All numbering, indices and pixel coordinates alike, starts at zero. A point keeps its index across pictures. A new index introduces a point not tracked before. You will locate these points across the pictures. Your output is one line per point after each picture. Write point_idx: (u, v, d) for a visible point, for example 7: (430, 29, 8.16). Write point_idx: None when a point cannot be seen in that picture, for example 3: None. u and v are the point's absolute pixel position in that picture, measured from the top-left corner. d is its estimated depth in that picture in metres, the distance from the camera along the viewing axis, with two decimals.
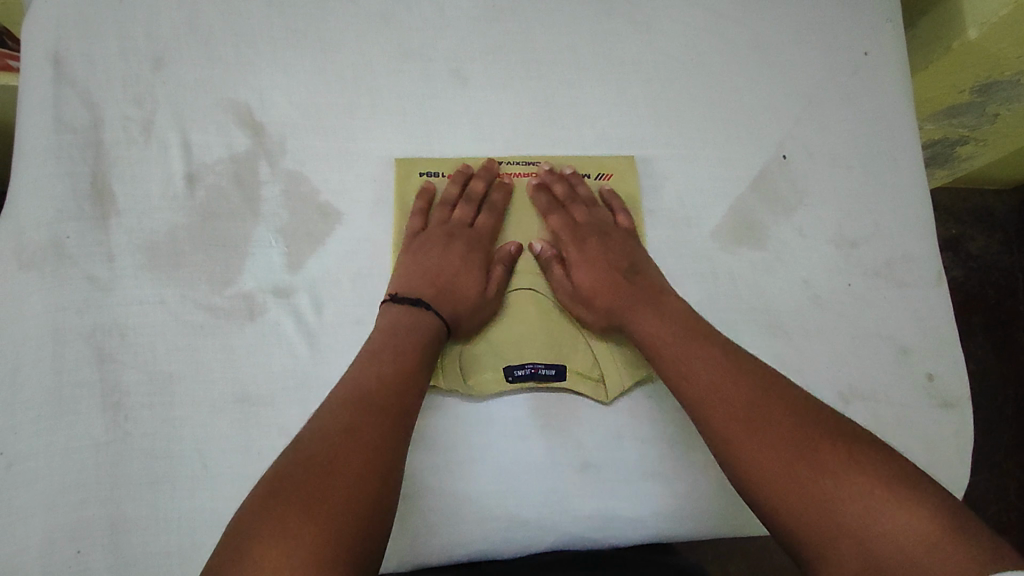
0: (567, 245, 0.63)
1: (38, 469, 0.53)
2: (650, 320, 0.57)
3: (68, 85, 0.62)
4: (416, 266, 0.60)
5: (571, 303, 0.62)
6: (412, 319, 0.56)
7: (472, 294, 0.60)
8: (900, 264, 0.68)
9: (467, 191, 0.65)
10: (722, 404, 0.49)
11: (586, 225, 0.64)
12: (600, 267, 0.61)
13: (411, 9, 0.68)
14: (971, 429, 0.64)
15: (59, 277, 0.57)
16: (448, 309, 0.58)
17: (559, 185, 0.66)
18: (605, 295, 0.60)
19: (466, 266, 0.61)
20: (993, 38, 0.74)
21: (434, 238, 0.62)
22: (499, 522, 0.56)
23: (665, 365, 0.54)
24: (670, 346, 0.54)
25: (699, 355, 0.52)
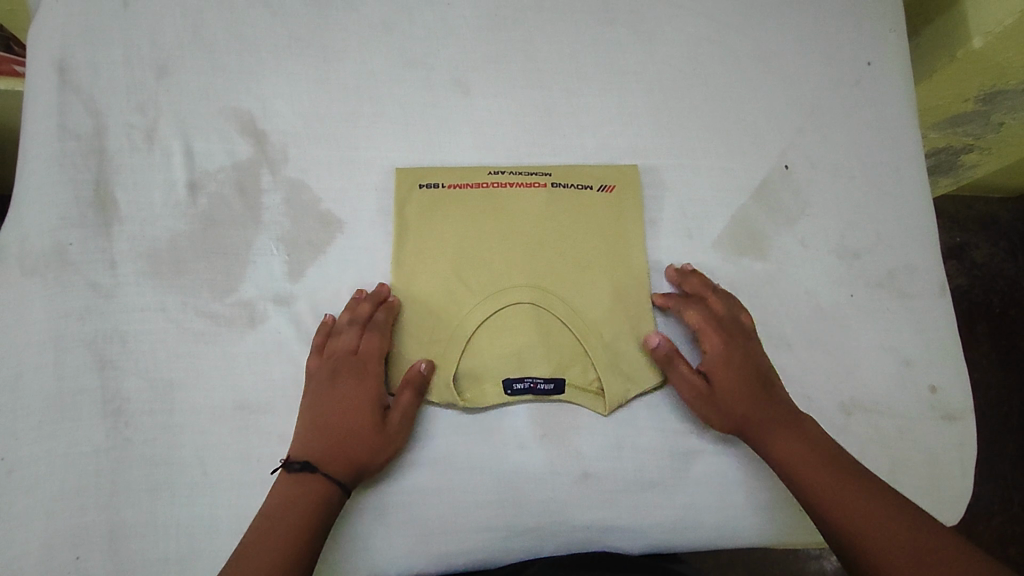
0: (709, 341, 0.60)
1: (38, 476, 0.53)
2: (784, 429, 0.56)
3: (73, 92, 0.63)
4: (307, 420, 0.56)
5: (703, 402, 0.58)
6: (299, 491, 0.52)
7: (366, 437, 0.54)
8: (903, 275, 0.68)
9: (352, 315, 0.59)
10: (844, 509, 0.50)
11: (730, 324, 0.61)
12: (739, 369, 0.59)
13: (413, 17, 0.69)
14: (975, 441, 0.63)
15: (62, 283, 0.57)
16: (341, 464, 0.53)
17: (694, 279, 0.64)
18: (747, 399, 0.57)
19: (357, 404, 0.56)
20: (998, 48, 0.73)
21: (322, 378, 0.57)
22: (498, 532, 0.56)
23: (793, 476, 0.54)
24: (810, 464, 0.53)
25: (821, 465, 0.53)
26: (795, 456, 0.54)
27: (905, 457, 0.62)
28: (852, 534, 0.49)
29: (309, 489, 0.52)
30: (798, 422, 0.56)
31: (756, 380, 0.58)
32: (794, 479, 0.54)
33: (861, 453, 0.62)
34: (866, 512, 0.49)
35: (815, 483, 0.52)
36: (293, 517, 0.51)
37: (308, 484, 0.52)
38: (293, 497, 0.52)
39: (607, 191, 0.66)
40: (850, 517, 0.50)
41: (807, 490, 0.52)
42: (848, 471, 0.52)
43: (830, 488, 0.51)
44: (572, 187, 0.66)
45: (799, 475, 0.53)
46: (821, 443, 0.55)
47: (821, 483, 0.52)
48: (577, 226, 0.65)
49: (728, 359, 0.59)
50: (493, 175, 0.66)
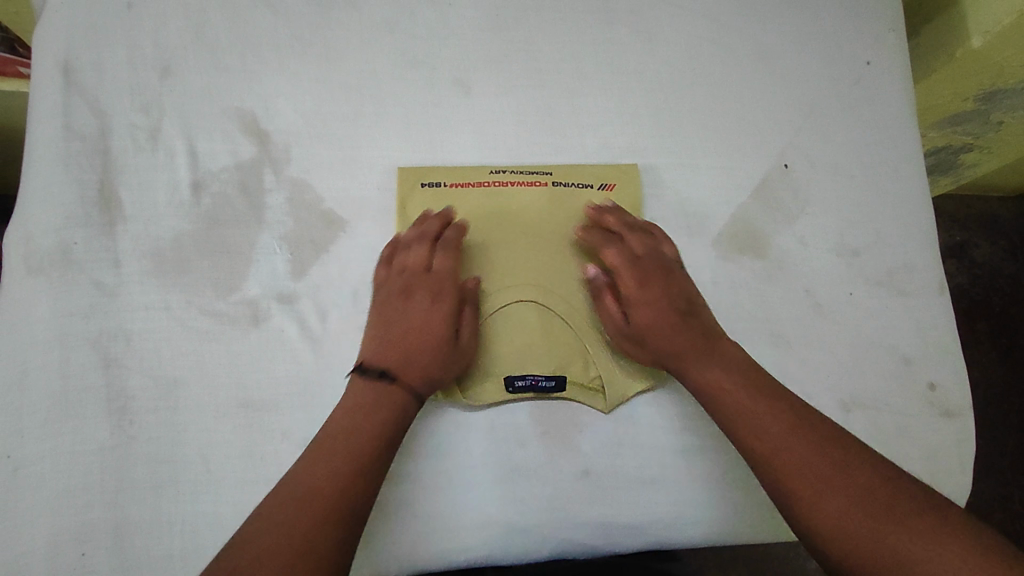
0: (623, 278, 0.60)
1: (44, 473, 0.54)
2: (706, 362, 0.55)
3: (78, 93, 0.63)
4: (381, 331, 0.57)
5: (625, 340, 0.59)
6: (372, 395, 0.53)
7: (437, 353, 0.56)
8: (901, 273, 0.68)
9: (422, 232, 0.61)
10: (775, 446, 0.49)
11: (644, 255, 0.60)
12: (657, 302, 0.58)
13: (414, 18, 0.69)
14: (974, 438, 0.64)
15: (67, 282, 0.58)
16: (412, 375, 0.55)
17: (610, 217, 0.63)
18: (664, 333, 0.57)
19: (429, 318, 0.57)
20: (997, 47, 0.74)
21: (395, 293, 0.59)
22: (499, 528, 0.57)
23: (719, 410, 0.54)
24: (734, 399, 0.53)
25: (749, 400, 0.52)
26: (728, 392, 0.54)
27: (904, 454, 0.62)
28: (780, 469, 0.49)
29: (379, 414, 0.53)
30: (720, 351, 0.56)
31: (674, 310, 0.58)
32: (722, 413, 0.53)
33: None
34: (800, 446, 0.49)
35: (747, 420, 0.52)
36: (374, 424, 0.52)
37: (382, 404, 0.53)
38: (366, 410, 0.53)
39: (608, 190, 0.67)
40: (778, 454, 0.49)
41: (736, 427, 0.52)
42: (808, 420, 0.51)
43: (766, 424, 0.51)
44: (572, 186, 0.67)
45: (729, 412, 0.53)
46: (752, 377, 0.54)
47: (753, 421, 0.51)
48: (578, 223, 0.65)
49: (641, 295, 0.59)
50: (494, 174, 0.66)
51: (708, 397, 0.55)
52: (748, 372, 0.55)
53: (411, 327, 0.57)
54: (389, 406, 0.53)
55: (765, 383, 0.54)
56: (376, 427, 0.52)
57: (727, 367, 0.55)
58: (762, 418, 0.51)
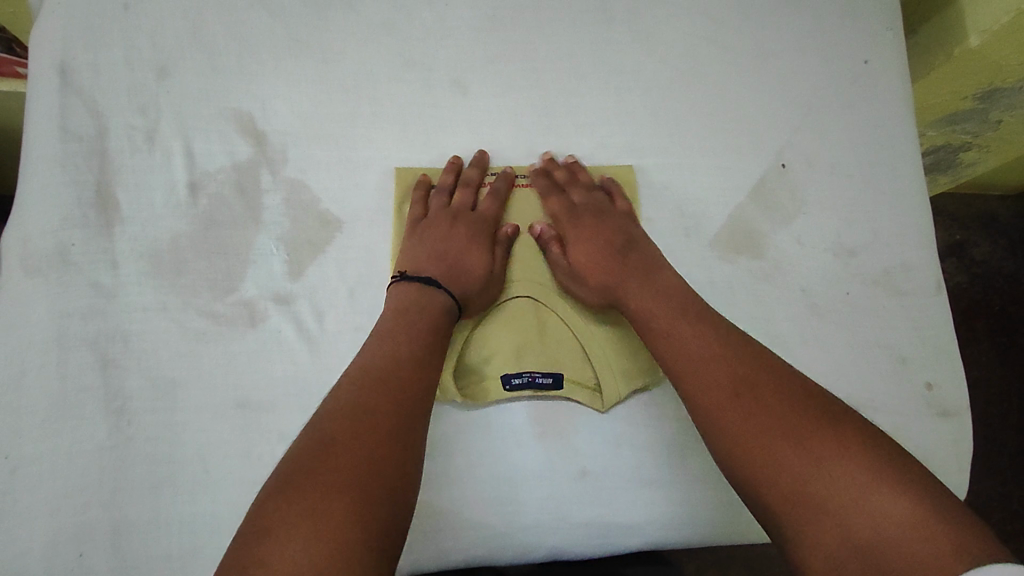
0: (563, 225, 0.64)
1: (42, 474, 0.54)
2: (637, 290, 0.58)
3: (75, 94, 0.63)
4: (422, 250, 0.61)
5: (568, 280, 0.63)
6: (424, 300, 0.56)
7: (482, 280, 0.60)
8: (899, 273, 0.68)
9: (464, 178, 0.65)
10: (696, 368, 0.51)
11: (585, 200, 0.65)
12: (593, 244, 0.62)
13: (412, 18, 0.69)
14: (971, 438, 0.64)
15: (64, 283, 0.58)
16: (457, 291, 0.59)
17: (561, 170, 0.67)
18: (597, 267, 0.61)
19: (477, 251, 0.61)
20: (996, 46, 0.74)
21: (441, 220, 0.63)
22: (496, 528, 0.57)
23: (649, 337, 0.56)
24: (660, 327, 0.56)
25: (676, 326, 0.55)
26: (658, 321, 0.56)
27: None
28: (699, 392, 0.51)
29: (422, 318, 0.55)
30: (653, 282, 0.58)
31: (610, 246, 0.61)
32: (650, 339, 0.56)
33: None
34: (721, 371, 0.50)
35: (674, 348, 0.54)
36: (423, 323, 0.55)
37: (422, 315, 0.56)
38: (410, 315, 0.55)
39: None
40: (695, 377, 0.51)
41: (661, 350, 0.55)
42: (739, 349, 0.52)
43: (688, 347, 0.53)
44: None
45: (657, 338, 0.55)
46: (685, 305, 0.56)
47: (679, 347, 0.53)
48: None
49: (579, 234, 0.63)
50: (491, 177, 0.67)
51: (639, 325, 0.58)
52: (681, 301, 0.56)
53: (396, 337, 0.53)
54: (436, 310, 0.56)
55: (697, 310, 0.55)
56: (427, 331, 0.54)
57: (657, 297, 0.57)
58: (689, 346, 0.53)
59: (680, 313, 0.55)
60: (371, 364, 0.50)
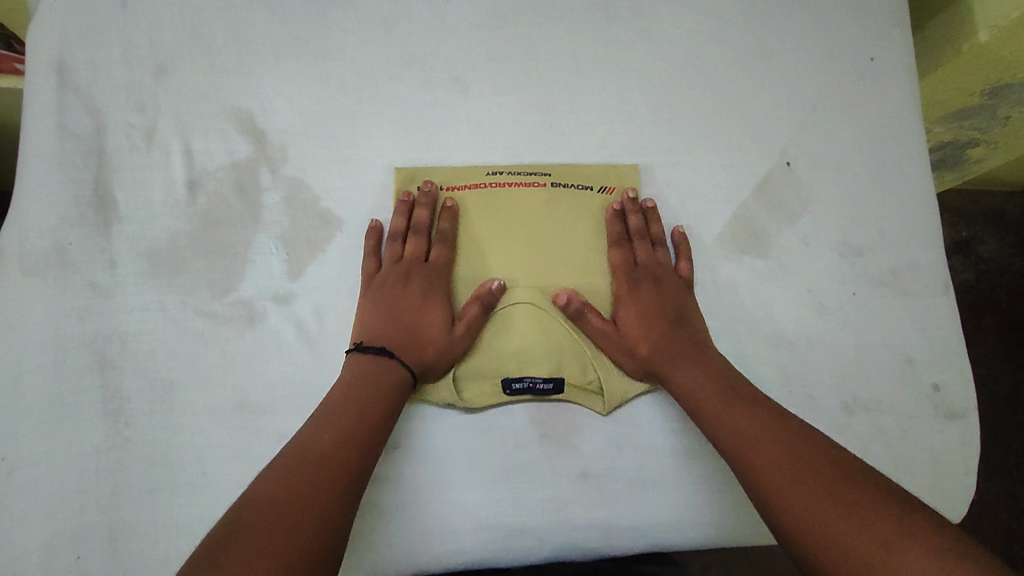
0: (621, 282, 0.63)
1: (40, 476, 0.53)
2: (691, 367, 0.58)
3: (72, 92, 0.63)
4: (377, 312, 0.59)
5: (615, 346, 0.60)
6: (376, 372, 0.55)
7: (441, 337, 0.59)
8: (905, 273, 0.67)
9: (413, 222, 0.63)
10: (753, 452, 0.51)
11: (645, 262, 0.63)
12: (650, 313, 0.61)
13: (412, 15, 0.68)
14: (978, 439, 0.63)
15: (61, 283, 0.57)
16: (411, 355, 0.57)
17: (631, 219, 0.65)
18: (651, 338, 0.60)
19: (432, 306, 0.60)
20: (1005, 41, 0.73)
21: (393, 279, 0.61)
22: (497, 530, 0.56)
23: (702, 417, 0.56)
24: (715, 404, 0.55)
25: (732, 409, 0.54)
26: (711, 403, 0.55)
27: (907, 457, 0.62)
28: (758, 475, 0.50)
29: (376, 385, 0.55)
30: (706, 359, 0.58)
31: (665, 319, 0.61)
32: (703, 420, 0.55)
33: (862, 453, 0.62)
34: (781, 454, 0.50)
35: (731, 430, 0.53)
36: (375, 395, 0.54)
37: (374, 383, 0.55)
38: (363, 383, 0.54)
39: (607, 192, 0.66)
40: (754, 458, 0.51)
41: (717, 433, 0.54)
42: (789, 430, 0.52)
43: (745, 430, 0.53)
44: (571, 187, 0.66)
45: (712, 419, 0.55)
46: (738, 389, 0.56)
47: (737, 429, 0.53)
48: (578, 225, 0.65)
49: (636, 301, 0.62)
50: (492, 176, 0.65)
51: (689, 403, 0.57)
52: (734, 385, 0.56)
53: (339, 415, 0.52)
54: (393, 376, 0.55)
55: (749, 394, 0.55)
56: (379, 400, 0.54)
57: (712, 378, 0.57)
58: (746, 428, 0.53)
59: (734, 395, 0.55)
60: (307, 447, 0.50)
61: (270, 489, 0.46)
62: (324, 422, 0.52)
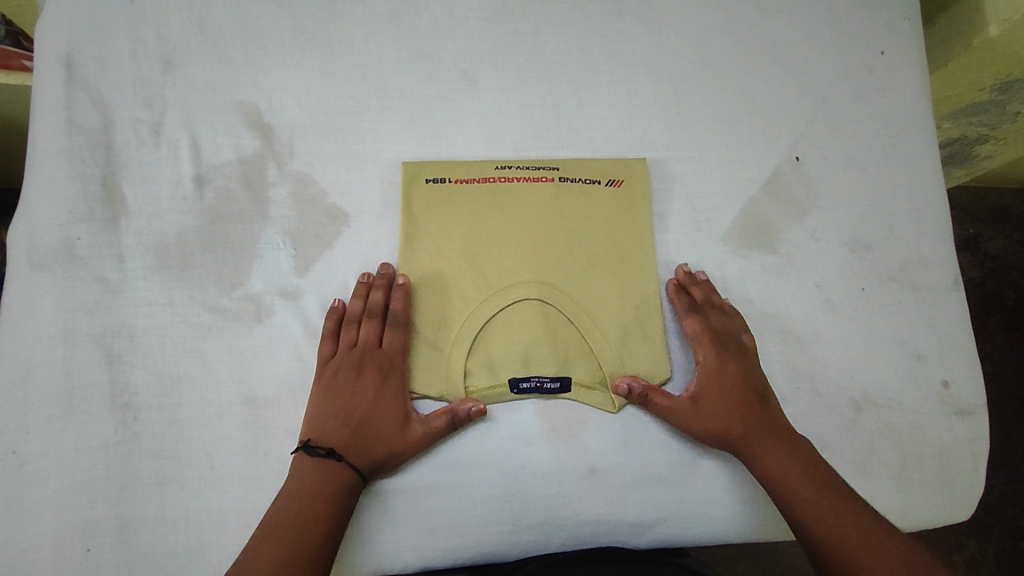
0: (700, 351, 0.60)
1: (49, 469, 0.54)
2: (775, 450, 0.56)
3: (80, 86, 0.63)
4: (327, 404, 0.56)
5: (700, 423, 0.58)
6: (325, 480, 0.53)
7: (392, 438, 0.55)
8: (915, 268, 0.67)
9: (370, 304, 0.60)
10: (849, 555, 0.50)
11: (722, 330, 0.61)
12: (730, 386, 0.59)
13: (420, 10, 0.68)
14: (988, 438, 0.63)
15: (70, 277, 0.58)
16: (360, 457, 0.54)
17: (698, 288, 0.63)
18: (737, 412, 0.57)
19: (386, 401, 0.56)
20: (1016, 36, 0.72)
21: (346, 369, 0.57)
22: (504, 525, 0.56)
23: (791, 507, 0.53)
24: (799, 490, 0.53)
25: (823, 501, 0.53)
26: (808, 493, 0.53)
27: (915, 452, 0.62)
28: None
29: (319, 494, 0.52)
30: (788, 441, 0.56)
31: (746, 392, 0.58)
32: (790, 510, 0.53)
33: (872, 449, 0.61)
34: (880, 563, 0.49)
35: (822, 527, 0.51)
36: (317, 507, 0.52)
37: (317, 493, 0.52)
38: (308, 488, 0.52)
39: (615, 186, 0.66)
40: (850, 561, 0.50)
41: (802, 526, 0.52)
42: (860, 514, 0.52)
43: (841, 530, 0.51)
44: (578, 181, 0.66)
45: (804, 512, 0.53)
46: (828, 481, 0.54)
47: (828, 526, 0.51)
48: (585, 221, 0.64)
49: (716, 372, 0.59)
50: (500, 170, 0.65)
51: (775, 492, 0.55)
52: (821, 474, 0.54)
53: (282, 529, 0.50)
54: (339, 484, 0.53)
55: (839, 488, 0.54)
56: (319, 511, 0.51)
57: (802, 467, 0.55)
58: (839, 526, 0.51)
59: (825, 486, 0.54)
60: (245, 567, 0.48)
61: None
62: (265, 540, 0.50)
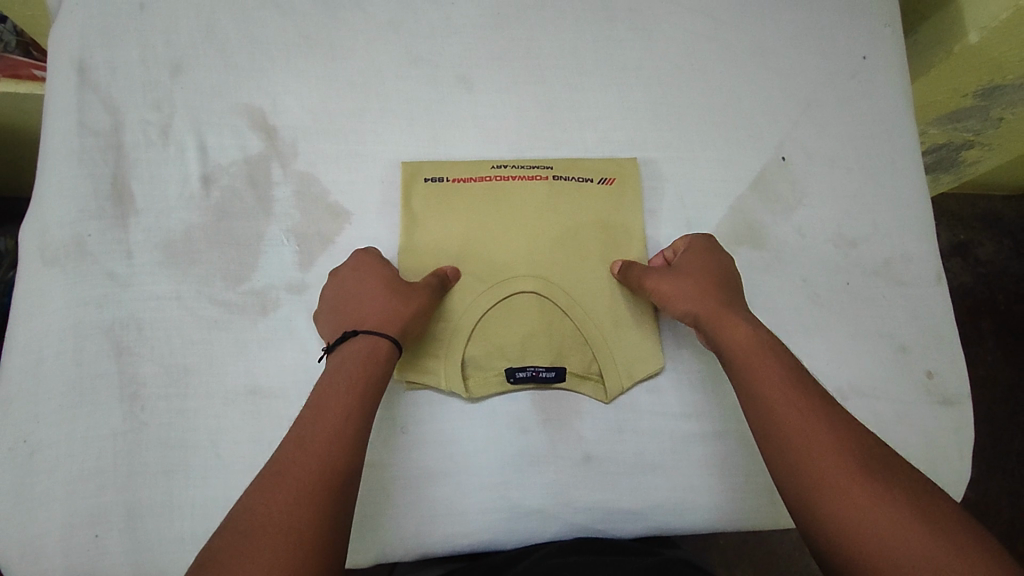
0: (685, 246, 0.63)
1: (59, 457, 0.55)
2: (743, 328, 0.54)
3: (92, 91, 0.65)
4: (335, 317, 0.57)
5: (673, 286, 0.59)
6: (349, 349, 0.53)
7: (354, 389, 0.51)
8: (898, 264, 0.69)
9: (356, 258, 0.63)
10: (808, 450, 0.46)
11: (699, 245, 0.62)
12: (707, 267, 0.60)
13: (419, 17, 0.71)
14: (972, 428, 0.64)
15: (81, 272, 0.60)
16: (328, 426, 0.48)
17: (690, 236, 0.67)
18: (711, 287, 0.58)
19: (368, 284, 0.58)
20: (995, 43, 0.75)
21: (336, 286, 0.59)
22: (502, 512, 0.58)
23: (748, 376, 0.52)
24: (755, 358, 0.52)
25: (785, 375, 0.51)
26: (791, 423, 0.48)
27: (902, 442, 0.63)
28: (793, 442, 0.47)
29: (305, 469, 0.45)
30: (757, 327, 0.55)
31: (718, 284, 0.58)
32: (746, 381, 0.52)
33: None
34: (833, 425, 0.47)
35: (803, 453, 0.46)
36: (356, 393, 0.50)
37: (298, 476, 0.45)
38: (327, 391, 0.51)
39: (607, 184, 0.68)
40: (825, 496, 0.44)
41: (771, 437, 0.49)
42: (820, 396, 0.49)
43: (821, 461, 0.45)
44: (572, 180, 0.68)
45: (785, 449, 0.47)
46: (813, 393, 0.49)
47: (804, 446, 0.46)
48: (578, 216, 0.67)
49: (687, 276, 0.59)
50: (496, 169, 0.67)
51: (735, 363, 0.53)
52: (820, 402, 0.49)
53: (278, 522, 0.42)
54: (322, 457, 0.46)
55: (840, 417, 0.48)
56: (354, 396, 0.50)
57: (776, 358, 0.52)
58: (821, 458, 0.45)
59: (817, 411, 0.48)
60: (301, 440, 0.47)
61: (273, 479, 0.45)
62: (253, 538, 0.42)
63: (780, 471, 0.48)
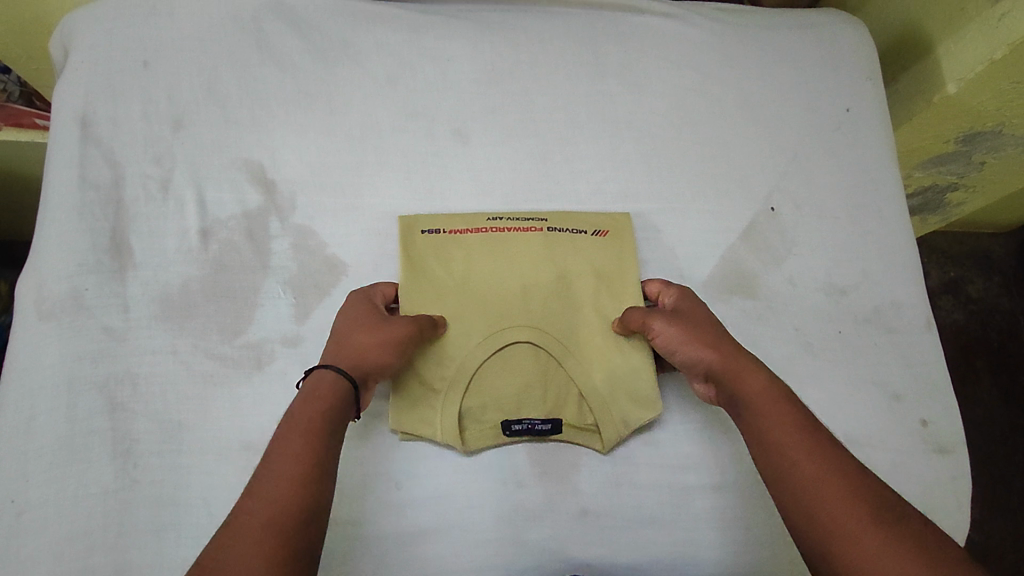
0: (677, 296, 0.63)
1: (47, 517, 0.54)
2: (756, 375, 0.55)
3: (94, 146, 0.67)
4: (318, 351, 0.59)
5: (689, 333, 0.58)
6: (306, 385, 0.54)
7: (308, 433, 0.50)
8: (889, 311, 0.70)
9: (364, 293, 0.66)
10: (824, 500, 0.46)
11: (692, 295, 0.63)
12: (710, 317, 0.60)
13: (416, 73, 0.73)
14: (969, 474, 0.65)
15: (76, 327, 0.60)
16: (288, 470, 0.47)
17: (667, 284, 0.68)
18: (721, 334, 0.58)
19: (344, 321, 0.59)
20: (973, 92, 0.78)
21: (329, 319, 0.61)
22: (499, 569, 0.57)
23: (763, 425, 0.51)
24: (770, 407, 0.52)
25: (799, 423, 0.51)
26: (804, 471, 0.48)
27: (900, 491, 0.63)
28: (807, 493, 0.47)
29: (263, 520, 0.45)
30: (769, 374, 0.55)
31: (726, 333, 0.58)
32: (761, 431, 0.51)
33: None
34: (847, 474, 0.47)
35: (819, 504, 0.46)
36: (310, 436, 0.49)
37: (257, 524, 0.44)
38: (285, 435, 0.50)
39: (601, 236, 0.69)
40: (841, 547, 0.44)
41: (785, 487, 0.48)
42: (831, 444, 0.49)
43: (835, 511, 0.45)
44: (566, 232, 0.69)
45: (800, 500, 0.47)
46: (824, 442, 0.49)
47: (820, 496, 0.46)
48: (572, 269, 0.67)
49: (698, 324, 0.59)
50: (492, 221, 0.68)
51: (749, 412, 0.53)
52: (830, 448, 0.49)
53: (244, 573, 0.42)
54: (284, 500, 0.46)
55: (851, 463, 0.48)
56: (308, 441, 0.49)
57: (789, 408, 0.52)
58: (836, 510, 0.45)
59: (831, 459, 0.48)
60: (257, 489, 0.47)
61: (236, 532, 0.44)
62: None
63: (794, 523, 0.47)
